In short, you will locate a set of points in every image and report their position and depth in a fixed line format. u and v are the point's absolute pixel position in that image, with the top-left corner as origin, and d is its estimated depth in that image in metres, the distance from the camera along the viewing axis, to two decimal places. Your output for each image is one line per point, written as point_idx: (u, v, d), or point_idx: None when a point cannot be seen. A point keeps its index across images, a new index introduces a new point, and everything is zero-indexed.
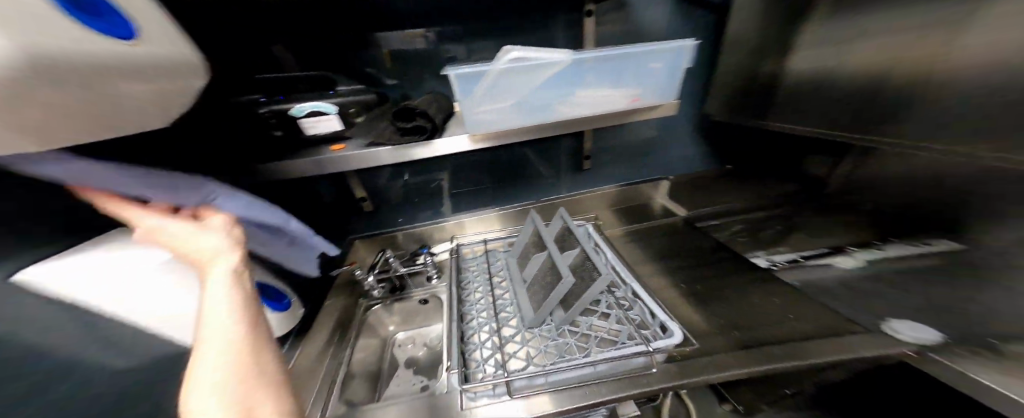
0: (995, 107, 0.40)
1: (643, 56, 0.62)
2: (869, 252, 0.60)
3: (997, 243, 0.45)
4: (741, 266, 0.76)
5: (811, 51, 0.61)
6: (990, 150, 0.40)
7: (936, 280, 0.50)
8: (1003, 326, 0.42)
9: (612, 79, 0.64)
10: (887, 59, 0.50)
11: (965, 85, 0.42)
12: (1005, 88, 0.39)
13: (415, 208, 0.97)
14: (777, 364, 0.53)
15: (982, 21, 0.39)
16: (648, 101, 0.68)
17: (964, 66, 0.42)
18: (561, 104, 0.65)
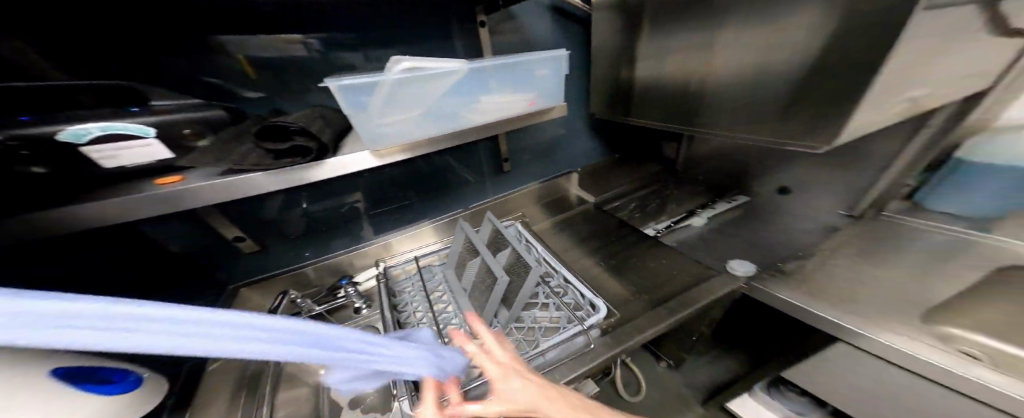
0: (770, 103, 0.55)
1: (533, 64, 0.67)
2: (710, 210, 0.98)
3: (765, 186, 0.95)
4: (641, 238, 0.89)
5: (650, 61, 0.73)
6: (774, 134, 0.57)
7: (749, 214, 0.93)
8: (773, 236, 0.85)
9: (509, 87, 0.67)
10: (704, 68, 0.63)
11: (753, 88, 0.57)
12: (773, 89, 0.54)
13: (323, 237, 0.84)
14: (677, 316, 0.65)
15: (751, 45, 0.54)
16: (543, 105, 0.74)
17: (749, 74, 0.57)
18: (466, 113, 0.64)
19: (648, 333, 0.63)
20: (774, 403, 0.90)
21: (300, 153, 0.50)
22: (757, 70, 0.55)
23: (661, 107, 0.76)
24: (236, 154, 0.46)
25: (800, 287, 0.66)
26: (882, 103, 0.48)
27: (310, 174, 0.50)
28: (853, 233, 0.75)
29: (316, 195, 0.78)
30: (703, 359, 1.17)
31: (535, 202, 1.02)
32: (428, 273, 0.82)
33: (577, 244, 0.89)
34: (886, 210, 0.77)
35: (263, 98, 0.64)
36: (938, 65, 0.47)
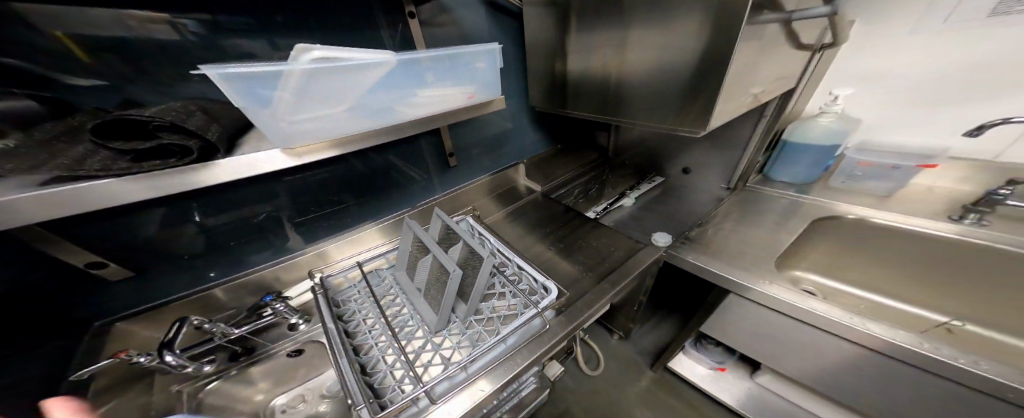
0: (670, 96, 0.68)
1: (470, 56, 0.63)
2: (635, 192, 1.17)
3: (675, 168, 1.18)
4: (584, 219, 0.99)
5: (580, 57, 0.81)
6: (676, 122, 0.70)
7: (663, 197, 1.14)
8: (680, 211, 1.06)
9: (447, 80, 0.62)
10: (621, 66, 0.74)
11: (658, 83, 0.69)
12: (672, 83, 0.67)
13: (233, 254, 0.70)
14: (619, 286, 0.75)
15: (655, 46, 0.65)
16: (484, 98, 0.70)
17: (654, 68, 0.68)
18: (401, 108, 0.57)
19: (591, 306, 0.71)
20: (699, 357, 1.13)
21: (178, 153, 0.40)
22: (659, 69, 0.67)
23: (592, 101, 0.86)
24: (65, 158, 0.34)
25: (703, 249, 0.83)
26: (737, 94, 0.65)
27: (199, 176, 0.40)
28: (730, 200, 0.98)
29: (219, 205, 0.64)
30: (645, 327, 1.35)
31: (481, 200, 1.05)
32: (376, 278, 0.77)
33: (530, 231, 0.96)
34: (750, 181, 1.02)
35: (113, 87, 0.48)
36: (766, 67, 0.66)
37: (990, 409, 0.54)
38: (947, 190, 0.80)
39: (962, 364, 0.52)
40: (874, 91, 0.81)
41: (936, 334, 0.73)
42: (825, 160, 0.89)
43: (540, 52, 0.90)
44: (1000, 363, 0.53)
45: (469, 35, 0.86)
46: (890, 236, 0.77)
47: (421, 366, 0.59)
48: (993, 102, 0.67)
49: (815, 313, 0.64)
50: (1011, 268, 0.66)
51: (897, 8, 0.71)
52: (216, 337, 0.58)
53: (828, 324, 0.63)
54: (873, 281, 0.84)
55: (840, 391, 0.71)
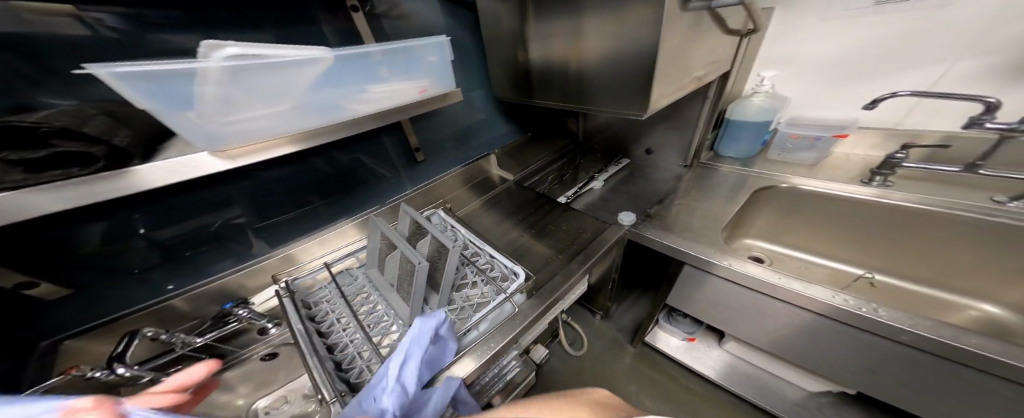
0: (622, 80, 0.72)
1: (416, 49, 0.62)
2: (603, 174, 1.22)
3: (638, 151, 1.24)
4: (555, 205, 1.03)
5: (538, 45, 0.83)
6: (631, 106, 0.74)
7: (629, 179, 1.20)
8: (644, 191, 1.12)
9: (394, 75, 0.61)
10: (579, 52, 0.76)
11: (612, 68, 0.72)
12: (623, 68, 0.70)
13: (188, 264, 0.67)
14: (587, 263, 0.80)
15: (609, 32, 0.68)
16: (435, 92, 0.69)
17: (609, 53, 0.71)
18: (343, 106, 0.56)
19: (558, 287, 0.73)
20: (672, 330, 1.20)
21: None
22: (613, 54, 0.70)
23: (557, 88, 0.88)
24: None
25: (663, 225, 0.89)
26: (672, 77, 0.70)
27: (123, 183, 0.41)
28: (687, 177, 1.05)
29: (167, 215, 0.61)
30: (624, 305, 1.44)
31: (453, 193, 1.05)
32: (348, 277, 0.76)
33: (503, 220, 0.99)
34: (703, 159, 1.09)
35: None
36: (697, 50, 0.71)
37: (897, 351, 0.61)
38: (864, 157, 0.89)
39: (873, 308, 0.60)
40: (793, 74, 0.89)
41: (858, 289, 0.83)
42: (763, 135, 0.97)
43: (499, 41, 0.91)
44: (899, 309, 0.60)
45: (425, 26, 0.85)
46: (816, 201, 0.84)
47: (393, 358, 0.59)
48: (887, 78, 0.77)
49: (749, 276, 0.71)
50: (916, 220, 0.73)
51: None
52: (178, 346, 0.58)
53: (762, 286, 0.69)
54: (812, 245, 0.91)
55: (786, 348, 0.78)
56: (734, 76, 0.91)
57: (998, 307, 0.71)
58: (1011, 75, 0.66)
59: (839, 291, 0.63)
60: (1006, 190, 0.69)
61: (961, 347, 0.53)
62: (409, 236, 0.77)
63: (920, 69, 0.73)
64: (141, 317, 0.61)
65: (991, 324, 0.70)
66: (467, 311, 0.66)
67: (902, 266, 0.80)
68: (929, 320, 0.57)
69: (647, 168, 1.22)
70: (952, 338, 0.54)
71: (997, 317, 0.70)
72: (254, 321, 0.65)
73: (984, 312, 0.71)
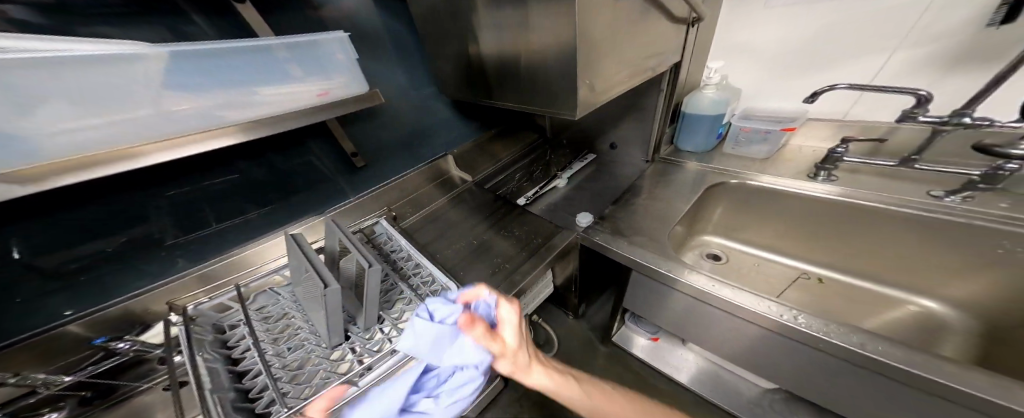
0: (559, 78, 0.65)
1: (308, 47, 0.53)
2: (568, 172, 1.18)
3: (603, 148, 1.20)
4: (510, 207, 0.95)
5: (477, 38, 0.75)
6: (574, 108, 0.68)
7: (593, 177, 1.16)
8: (606, 189, 1.09)
9: (286, 74, 0.53)
10: (518, 48, 0.69)
11: (550, 64, 0.65)
12: (558, 64, 0.63)
13: (83, 289, 0.60)
14: (536, 271, 0.72)
15: (541, 24, 0.61)
16: (341, 94, 0.61)
17: (543, 48, 0.64)
18: (214, 110, 0.47)
19: (500, 298, 0.66)
20: (636, 329, 1.19)
21: None
22: (549, 50, 0.63)
23: (502, 87, 0.80)
24: None
25: (612, 229, 0.79)
26: (604, 73, 0.66)
27: None
28: (648, 172, 1.00)
29: (42, 243, 0.55)
30: (597, 304, 1.42)
31: (407, 198, 0.95)
32: (272, 299, 0.71)
33: (454, 227, 0.90)
34: (664, 154, 1.05)
35: None
36: (630, 41, 0.68)
37: (832, 366, 0.57)
38: (814, 149, 0.88)
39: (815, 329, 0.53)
40: (744, 64, 0.89)
41: (807, 285, 0.82)
42: (718, 128, 0.94)
43: (438, 34, 0.82)
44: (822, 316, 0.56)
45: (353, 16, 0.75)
46: (767, 198, 0.82)
47: (304, 385, 0.55)
48: (833, 69, 0.76)
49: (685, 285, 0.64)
50: (860, 219, 0.72)
51: None
52: (41, 388, 0.51)
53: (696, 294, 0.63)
54: (770, 242, 0.88)
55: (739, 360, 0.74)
56: (686, 68, 0.88)
57: (936, 303, 0.71)
58: (951, 63, 0.65)
59: (770, 298, 0.57)
60: (945, 184, 0.69)
61: (874, 358, 0.49)
62: (338, 252, 0.67)
63: (862, 60, 0.73)
64: (18, 354, 0.54)
65: (928, 319, 0.70)
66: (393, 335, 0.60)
67: (856, 265, 0.78)
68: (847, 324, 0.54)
69: (612, 163, 1.18)
70: (861, 345, 0.50)
71: (935, 313, 0.70)
72: (144, 352, 0.59)
73: (922, 308, 0.72)
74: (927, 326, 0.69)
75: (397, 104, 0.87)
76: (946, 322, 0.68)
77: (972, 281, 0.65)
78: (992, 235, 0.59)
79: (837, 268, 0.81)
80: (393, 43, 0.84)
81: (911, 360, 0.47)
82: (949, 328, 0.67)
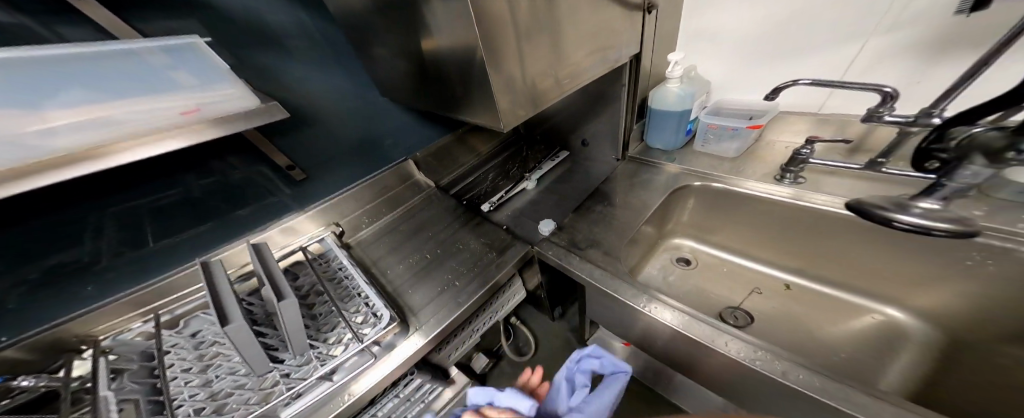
0: (481, 91, 0.56)
1: (146, 54, 0.46)
2: (537, 172, 1.11)
3: (575, 145, 1.13)
4: (465, 215, 0.90)
5: (392, 39, 0.65)
6: (508, 120, 0.59)
7: (564, 177, 1.10)
8: (575, 191, 1.03)
9: (165, 84, 0.48)
10: (434, 55, 0.59)
11: (468, 75, 0.55)
12: (474, 75, 0.54)
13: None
14: (477, 296, 0.67)
15: (445, 28, 0.52)
16: (222, 106, 0.52)
17: (456, 56, 0.54)
18: (74, 129, 0.40)
19: (440, 325, 0.63)
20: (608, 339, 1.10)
21: None
22: (462, 58, 0.54)
23: (428, 92, 0.70)
24: None
25: (568, 241, 0.75)
26: (545, 70, 0.60)
27: None
28: (618, 173, 0.94)
29: None
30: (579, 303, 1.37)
31: (363, 209, 0.89)
32: (206, 322, 0.68)
33: (408, 240, 0.84)
34: (634, 152, 0.98)
35: None
36: (568, 38, 0.60)
37: (776, 409, 0.51)
38: (787, 145, 0.82)
39: (780, 379, 0.45)
40: (716, 52, 0.84)
41: (774, 290, 0.78)
42: (686, 124, 0.88)
43: (356, 30, 0.70)
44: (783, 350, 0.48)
45: (259, 15, 0.64)
46: (731, 200, 0.78)
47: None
48: (806, 58, 0.71)
49: (632, 308, 0.59)
50: (824, 225, 0.68)
51: None
52: None
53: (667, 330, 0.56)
54: (742, 245, 0.83)
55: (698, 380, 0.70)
56: (648, 58, 0.82)
57: (900, 311, 0.67)
58: (933, 48, 0.58)
59: (723, 334, 0.50)
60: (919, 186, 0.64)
61: (793, 388, 0.44)
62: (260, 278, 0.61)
63: (831, 47, 0.67)
64: None
65: (892, 330, 0.66)
66: (321, 361, 0.57)
67: (826, 271, 0.74)
68: (774, 348, 0.48)
69: (585, 161, 1.11)
70: (780, 375, 0.45)
71: (899, 322, 0.66)
72: (57, 385, 0.54)
73: (887, 317, 0.68)
74: (890, 337, 0.66)
75: (339, 107, 0.80)
76: (909, 333, 0.65)
77: (937, 290, 0.61)
78: (959, 244, 0.55)
79: (809, 275, 0.76)
80: (324, 43, 0.74)
81: (825, 390, 0.42)
82: (912, 340, 0.63)
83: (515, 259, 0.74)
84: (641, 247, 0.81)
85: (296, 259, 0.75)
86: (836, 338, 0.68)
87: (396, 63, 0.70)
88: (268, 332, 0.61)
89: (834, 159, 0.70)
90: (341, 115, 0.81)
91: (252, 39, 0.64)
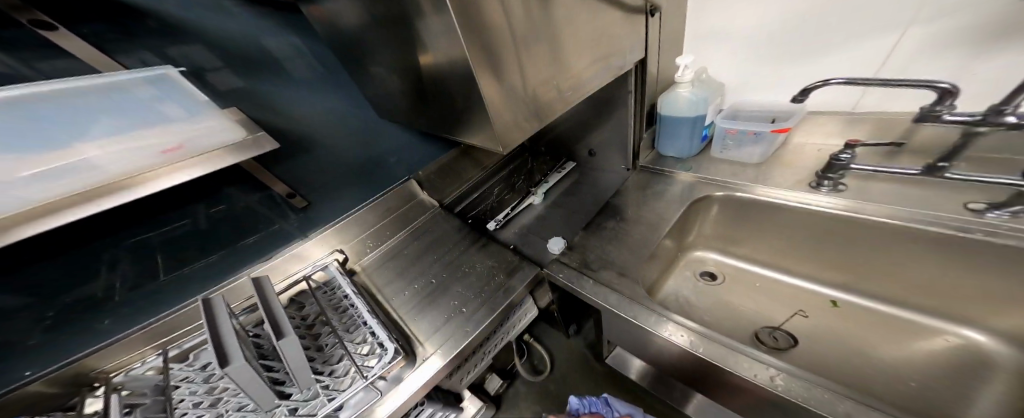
0: (476, 111, 0.53)
1: (128, 89, 0.45)
2: (544, 185, 1.07)
3: (582, 156, 1.08)
4: (471, 236, 0.87)
5: (385, 60, 0.63)
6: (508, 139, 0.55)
7: (572, 191, 1.06)
8: (586, 206, 0.99)
9: (151, 120, 0.48)
10: (430, 75, 0.56)
11: (463, 96, 0.52)
12: (469, 94, 0.51)
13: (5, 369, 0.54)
14: (487, 324, 0.63)
15: (436, 48, 0.49)
16: (207, 144, 0.52)
17: (450, 76, 0.51)
18: (54, 176, 0.40)
19: (451, 354, 0.59)
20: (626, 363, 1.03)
21: None
22: (455, 78, 0.50)
23: (429, 114, 0.68)
24: None
25: (579, 262, 0.70)
26: (543, 83, 0.56)
27: None
28: (629, 184, 0.89)
29: None
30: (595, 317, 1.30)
31: (367, 233, 0.88)
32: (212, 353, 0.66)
33: (412, 264, 0.82)
34: (645, 161, 0.93)
35: None
36: (569, 47, 0.57)
37: None
38: (818, 147, 0.75)
39: None
40: (727, 51, 0.78)
41: (817, 308, 0.71)
42: (701, 130, 0.83)
43: (350, 55, 0.69)
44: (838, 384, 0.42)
45: (253, 48, 0.63)
46: (758, 211, 0.71)
47: None
48: (832, 53, 0.65)
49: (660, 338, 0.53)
50: (872, 236, 0.61)
51: None
52: None
53: (700, 363, 0.50)
54: (775, 258, 0.76)
55: None
56: (653, 62, 0.77)
57: (982, 332, 0.58)
58: (985, 36, 0.51)
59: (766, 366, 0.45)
60: (990, 192, 0.55)
61: None
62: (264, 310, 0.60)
63: (860, 38, 0.61)
64: None
65: (971, 354, 0.57)
66: (329, 396, 0.53)
67: (877, 283, 0.66)
68: (828, 383, 0.42)
69: (593, 171, 1.07)
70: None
71: (981, 346, 0.57)
72: None
73: (964, 340, 0.59)
74: (970, 363, 0.56)
75: (338, 132, 0.80)
76: (994, 358, 0.55)
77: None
78: None
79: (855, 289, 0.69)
80: (319, 71, 0.74)
81: None
82: (999, 366, 0.54)
83: (525, 284, 0.70)
84: (661, 262, 0.75)
85: (299, 289, 0.75)
86: (901, 363, 0.60)
87: (391, 84, 0.69)
88: (277, 367, 0.58)
89: (878, 164, 0.63)
90: (341, 141, 0.81)
91: (247, 69, 0.63)
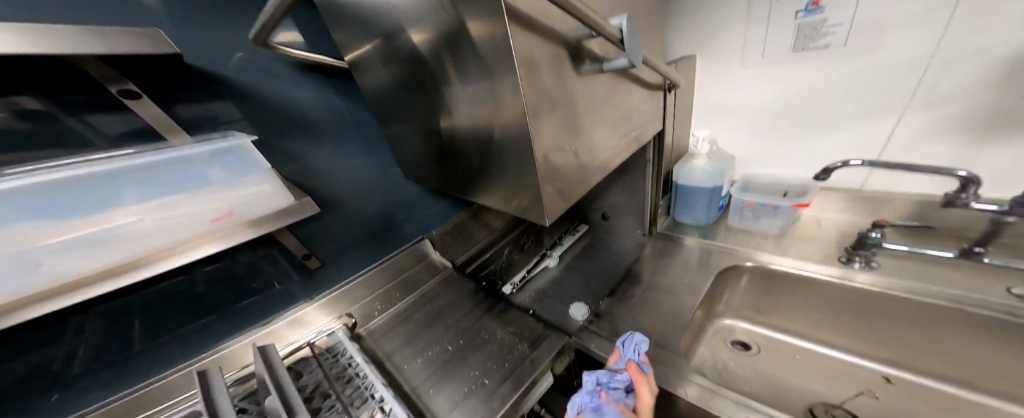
0: (507, 176, 0.53)
1: (188, 159, 0.46)
2: (558, 248, 1.08)
3: (595, 220, 1.09)
4: (487, 299, 0.82)
5: (415, 120, 0.65)
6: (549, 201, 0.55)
7: (587, 255, 1.06)
8: (606, 274, 0.97)
9: (200, 184, 0.48)
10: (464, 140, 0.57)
11: (496, 161, 0.53)
12: (504, 162, 0.51)
13: None
14: (513, 400, 0.55)
15: (470, 115, 0.51)
16: (245, 212, 0.51)
17: (484, 143, 0.53)
18: (92, 249, 0.41)
19: None
20: None
21: None
22: (487, 141, 0.51)
23: (453, 177, 0.68)
24: None
25: (610, 331, 0.66)
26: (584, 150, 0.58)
27: None
28: (647, 251, 0.88)
29: None
30: None
31: (375, 294, 0.82)
32: None
33: (425, 329, 0.75)
34: (661, 227, 0.95)
35: None
36: (606, 118, 0.60)
37: None
38: (836, 221, 0.78)
39: None
40: (734, 126, 0.86)
41: (868, 388, 0.65)
42: (717, 200, 0.86)
43: (388, 118, 0.72)
44: None
45: (297, 108, 0.66)
46: (779, 282, 0.73)
47: None
48: (833, 132, 0.72)
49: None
50: (887, 307, 0.63)
51: (726, 47, 0.78)
52: None
53: None
54: (810, 331, 0.74)
55: None
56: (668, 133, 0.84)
57: None
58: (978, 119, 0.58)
59: None
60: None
61: None
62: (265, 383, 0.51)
63: (858, 119, 0.68)
64: None
65: None
66: None
67: (927, 360, 0.63)
68: None
69: (607, 235, 1.07)
70: None
71: None
72: None
73: None
74: None
75: (362, 190, 0.80)
76: None
77: None
78: None
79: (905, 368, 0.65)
80: (354, 132, 0.77)
81: None
82: None
83: (551, 354, 0.64)
84: (694, 332, 0.71)
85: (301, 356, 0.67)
86: None
87: (419, 143, 0.70)
88: None
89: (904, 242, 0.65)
90: (363, 197, 0.80)
91: (286, 127, 0.65)
